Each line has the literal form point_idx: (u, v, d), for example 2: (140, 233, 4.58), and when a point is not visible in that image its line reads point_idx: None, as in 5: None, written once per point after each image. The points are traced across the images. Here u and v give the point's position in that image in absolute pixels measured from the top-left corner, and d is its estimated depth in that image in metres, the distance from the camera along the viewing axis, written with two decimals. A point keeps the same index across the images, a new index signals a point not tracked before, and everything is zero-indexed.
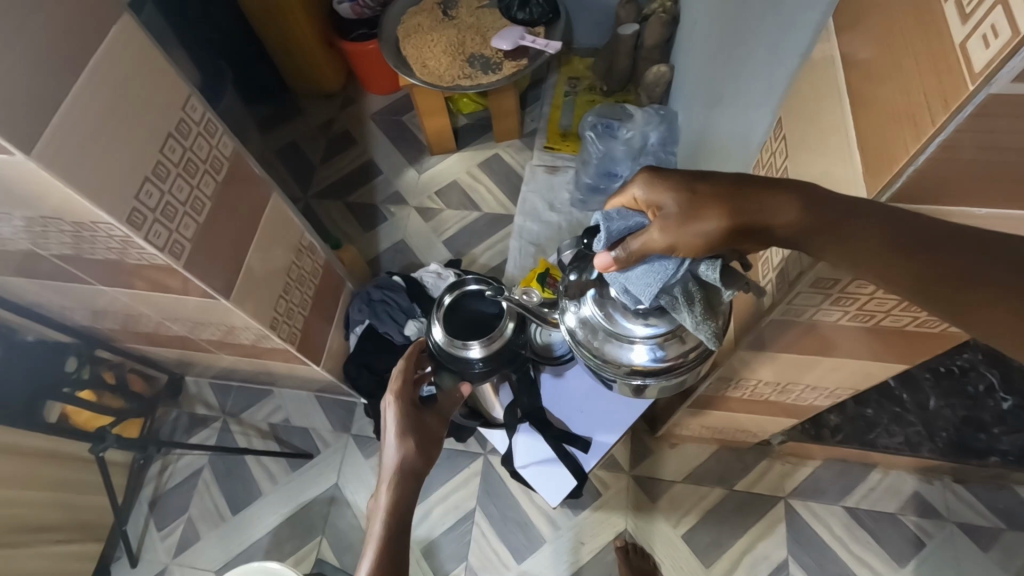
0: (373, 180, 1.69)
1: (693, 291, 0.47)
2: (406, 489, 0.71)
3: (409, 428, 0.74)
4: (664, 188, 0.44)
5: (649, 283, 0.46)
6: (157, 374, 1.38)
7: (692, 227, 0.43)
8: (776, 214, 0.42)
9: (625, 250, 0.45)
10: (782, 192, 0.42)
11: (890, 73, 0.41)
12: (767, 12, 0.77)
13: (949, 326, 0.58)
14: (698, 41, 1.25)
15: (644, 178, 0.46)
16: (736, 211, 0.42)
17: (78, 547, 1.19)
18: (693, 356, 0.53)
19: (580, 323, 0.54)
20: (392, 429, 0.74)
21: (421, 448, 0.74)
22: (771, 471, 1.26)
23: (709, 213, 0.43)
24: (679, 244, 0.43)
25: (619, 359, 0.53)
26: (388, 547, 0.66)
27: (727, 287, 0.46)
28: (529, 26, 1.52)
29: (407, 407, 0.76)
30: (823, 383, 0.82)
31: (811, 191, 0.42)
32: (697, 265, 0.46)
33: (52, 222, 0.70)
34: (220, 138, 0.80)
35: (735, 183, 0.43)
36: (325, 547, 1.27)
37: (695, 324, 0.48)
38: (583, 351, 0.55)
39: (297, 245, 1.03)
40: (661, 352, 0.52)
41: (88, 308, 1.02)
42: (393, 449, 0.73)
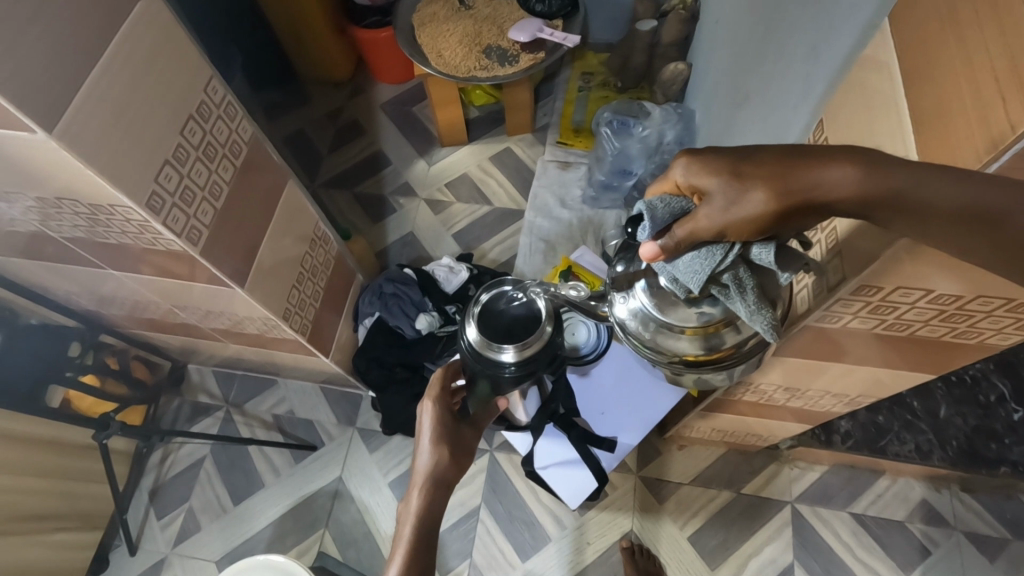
0: (382, 171, 1.66)
1: (749, 280, 0.37)
2: (439, 499, 0.66)
3: (442, 436, 0.68)
4: (703, 168, 0.36)
5: (696, 273, 0.37)
6: (160, 361, 1.36)
7: (743, 208, 0.35)
8: (835, 186, 0.35)
9: (670, 239, 0.36)
10: (840, 160, 0.35)
11: (961, 78, 0.40)
12: (805, 11, 0.75)
13: (989, 338, 0.57)
14: (722, 40, 1.24)
15: (683, 156, 0.38)
16: (790, 188, 0.35)
17: (77, 536, 1.17)
18: (761, 346, 0.42)
19: (627, 312, 0.42)
20: (424, 437, 0.68)
21: (456, 460, 0.68)
22: (779, 475, 1.26)
23: (759, 192, 0.35)
24: (728, 229, 0.35)
25: (679, 352, 0.41)
26: (417, 560, 0.63)
27: (784, 269, 0.37)
28: (547, 18, 1.50)
29: (439, 415, 0.70)
30: (846, 391, 0.81)
31: (874, 159, 0.35)
32: (748, 248, 0.37)
33: (66, 203, 0.67)
34: (239, 122, 0.78)
35: (783, 157, 0.36)
36: (327, 541, 1.26)
37: (754, 315, 0.37)
38: (630, 342, 0.43)
39: (310, 235, 1.01)
40: (727, 343, 0.40)
41: (94, 293, 1.00)
42: (425, 458, 0.67)
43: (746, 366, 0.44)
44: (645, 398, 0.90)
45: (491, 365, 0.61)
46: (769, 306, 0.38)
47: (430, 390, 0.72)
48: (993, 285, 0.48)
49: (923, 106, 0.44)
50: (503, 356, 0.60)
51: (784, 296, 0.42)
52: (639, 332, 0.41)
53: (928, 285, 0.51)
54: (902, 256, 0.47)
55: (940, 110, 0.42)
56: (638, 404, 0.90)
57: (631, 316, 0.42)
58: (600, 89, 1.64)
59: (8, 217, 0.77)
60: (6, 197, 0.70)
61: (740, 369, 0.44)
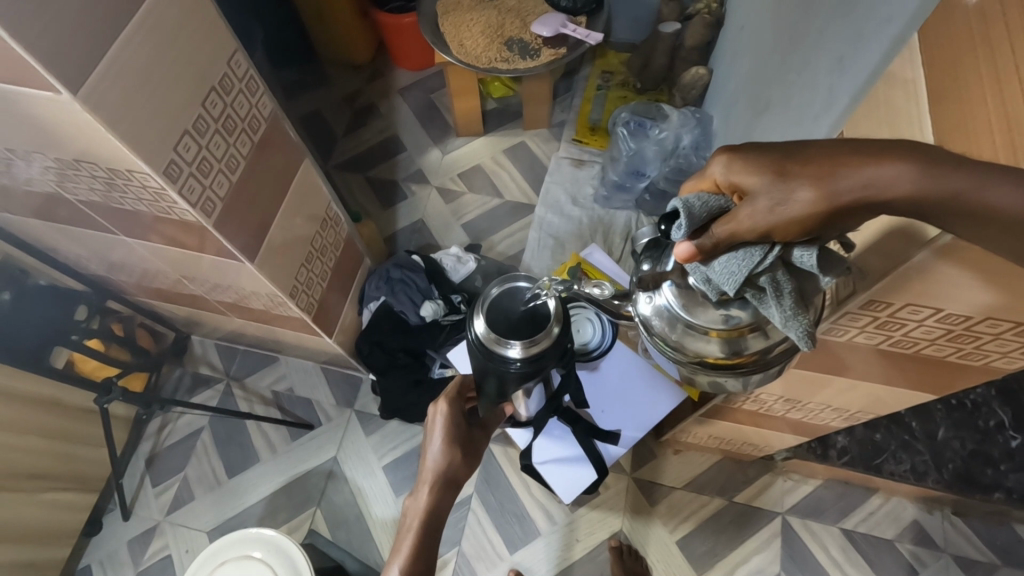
0: (396, 157, 1.67)
1: (788, 284, 0.36)
2: (445, 495, 0.73)
3: (453, 437, 0.75)
4: (745, 166, 0.36)
5: (733, 275, 0.36)
6: (164, 331, 1.37)
7: (790, 207, 0.34)
8: (889, 183, 0.33)
9: (708, 238, 0.36)
10: (894, 157, 0.33)
11: (988, 103, 0.40)
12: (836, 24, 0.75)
13: (993, 360, 0.57)
14: (747, 47, 1.23)
15: (724, 152, 0.37)
16: (841, 185, 0.33)
17: (72, 497, 1.19)
18: (789, 353, 0.41)
19: (652, 310, 0.42)
20: (436, 438, 0.75)
21: (465, 460, 0.75)
22: (772, 486, 1.26)
23: (807, 190, 0.34)
24: (774, 229, 0.34)
25: (703, 354, 0.41)
26: (420, 550, 0.70)
27: (825, 274, 0.36)
28: (571, 14, 1.49)
29: (456, 418, 0.76)
30: (846, 406, 0.81)
31: (934, 156, 0.33)
32: (789, 251, 0.36)
33: (86, 167, 0.68)
34: (260, 97, 0.78)
35: (832, 153, 0.34)
36: (319, 519, 1.27)
37: (788, 323, 0.37)
38: (653, 341, 0.43)
39: (322, 216, 1.02)
40: (753, 348, 0.40)
41: (104, 258, 1.00)
42: (435, 458, 0.74)
43: (771, 373, 0.44)
44: (649, 396, 0.91)
45: (497, 362, 0.61)
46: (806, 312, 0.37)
47: (443, 395, 0.78)
48: (1003, 308, 0.48)
49: (947, 131, 0.44)
50: (510, 352, 0.59)
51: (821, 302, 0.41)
52: (663, 331, 0.41)
53: (937, 304, 0.50)
54: (915, 273, 0.47)
55: (966, 134, 0.42)
56: (639, 401, 0.91)
57: (656, 315, 0.42)
58: (620, 89, 1.63)
59: (25, 177, 0.77)
60: (24, 156, 0.71)
61: (766, 376, 0.43)
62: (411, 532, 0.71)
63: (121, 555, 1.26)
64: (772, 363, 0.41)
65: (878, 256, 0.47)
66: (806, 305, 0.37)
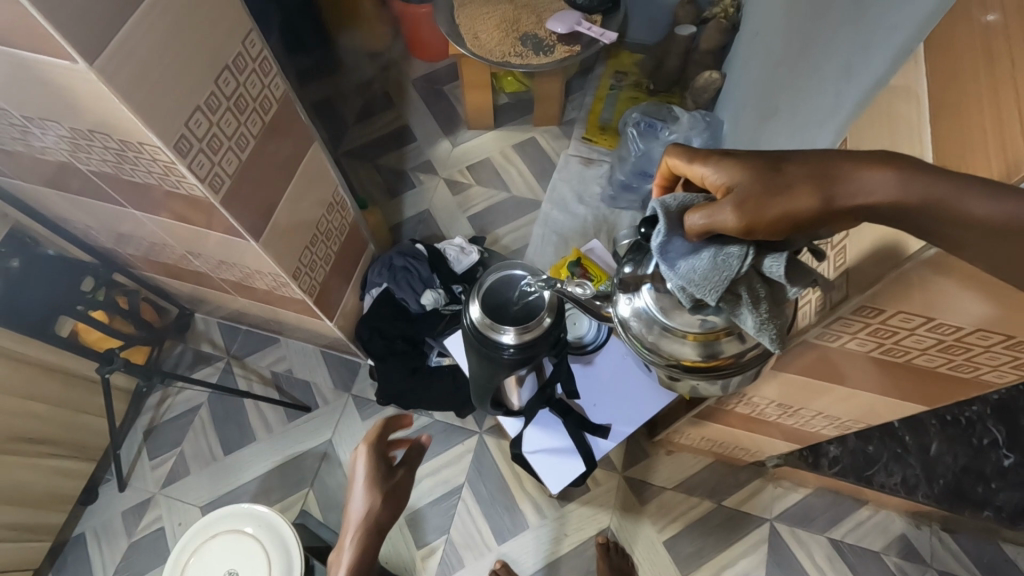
0: (406, 146, 1.68)
1: (763, 292, 0.37)
2: (369, 539, 0.90)
3: (374, 487, 0.92)
4: (737, 166, 0.36)
5: (712, 285, 0.36)
6: (168, 306, 1.38)
7: (779, 204, 0.34)
8: (875, 188, 0.33)
9: (705, 218, 0.35)
10: (880, 164, 0.34)
11: (984, 115, 0.40)
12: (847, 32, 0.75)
13: (983, 373, 0.57)
14: (759, 52, 1.23)
15: (716, 154, 0.38)
16: (829, 187, 0.34)
17: (70, 465, 1.20)
18: (762, 356, 0.42)
19: (631, 311, 0.42)
20: (359, 479, 0.93)
21: (384, 497, 0.93)
22: (762, 492, 1.26)
23: (798, 189, 0.34)
24: (760, 225, 0.34)
25: (679, 357, 0.41)
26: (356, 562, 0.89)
27: (796, 284, 0.37)
28: (587, 12, 1.49)
29: (374, 460, 0.94)
30: (837, 413, 0.81)
31: (917, 165, 0.34)
32: (760, 260, 0.37)
33: (98, 137, 0.69)
34: (273, 78, 0.79)
35: (822, 156, 0.35)
36: (311, 500, 1.28)
37: (762, 330, 0.37)
38: (631, 342, 0.43)
39: (329, 200, 1.03)
40: (727, 353, 0.41)
41: (113, 230, 1.02)
42: (359, 501, 0.91)
43: (745, 377, 0.44)
44: (642, 393, 0.92)
45: (490, 348, 0.62)
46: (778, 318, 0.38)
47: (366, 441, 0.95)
48: (995, 322, 0.48)
49: (943, 142, 0.44)
50: (504, 338, 0.61)
51: (790, 307, 0.42)
52: (640, 332, 0.42)
53: (931, 314, 0.50)
54: (915, 280, 0.47)
55: (961, 145, 0.42)
56: (631, 397, 0.92)
57: (635, 316, 0.42)
58: (631, 90, 1.64)
59: (38, 146, 0.78)
60: (38, 124, 0.72)
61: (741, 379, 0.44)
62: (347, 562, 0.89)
63: (115, 525, 1.28)
64: (746, 367, 0.42)
65: (878, 268, 0.49)
66: (778, 311, 0.38)
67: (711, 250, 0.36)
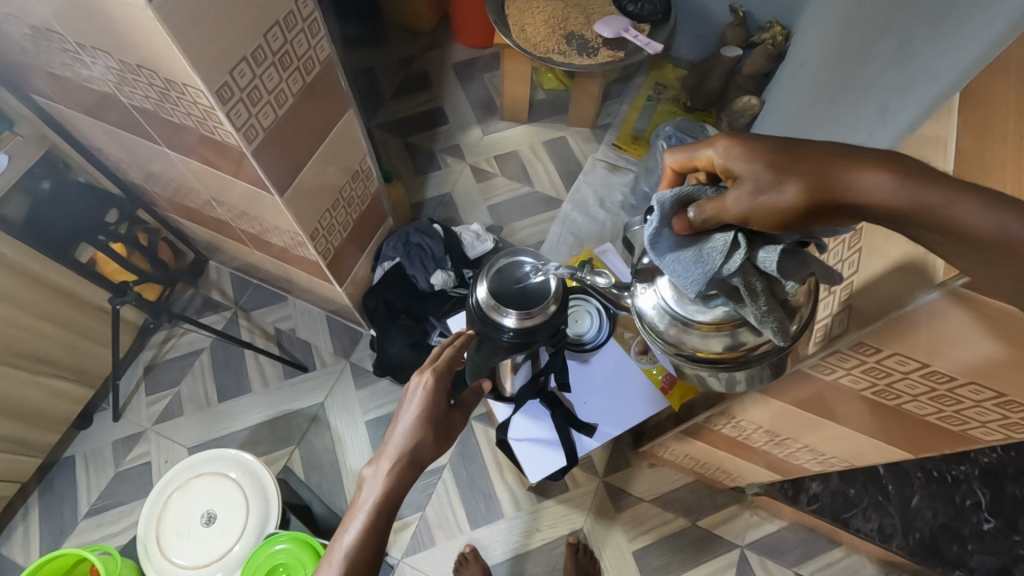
0: (437, 128, 1.69)
1: (759, 285, 0.36)
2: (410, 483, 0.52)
3: (431, 417, 0.54)
4: (746, 152, 0.35)
5: (695, 278, 0.36)
6: (185, 250, 1.41)
7: (773, 197, 0.33)
8: (869, 190, 0.32)
9: (697, 213, 0.35)
10: (878, 164, 0.32)
11: (1006, 172, 0.41)
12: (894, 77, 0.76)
13: (971, 427, 0.57)
14: (800, 85, 1.23)
15: (726, 136, 0.36)
16: (823, 185, 0.33)
17: (70, 388, 1.24)
18: (780, 350, 0.41)
19: (646, 301, 0.42)
20: (407, 416, 0.54)
21: (438, 445, 0.55)
22: (737, 518, 1.27)
23: (793, 185, 0.33)
24: (752, 216, 0.34)
25: (692, 347, 0.41)
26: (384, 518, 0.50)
27: (788, 277, 0.36)
28: (636, 20, 1.50)
29: (441, 392, 0.56)
30: (823, 449, 0.81)
31: (916, 169, 0.32)
32: (755, 253, 0.36)
33: (145, 73, 0.71)
34: (319, 40, 0.81)
35: (821, 152, 0.34)
36: (295, 458, 1.31)
37: (762, 320, 0.37)
38: (647, 331, 0.44)
39: (355, 168, 1.04)
40: (738, 344, 0.40)
41: (143, 167, 1.04)
42: (405, 434, 0.53)
43: (760, 372, 0.43)
44: (632, 399, 0.94)
45: (491, 329, 0.63)
46: (778, 310, 0.37)
47: (431, 362, 0.57)
48: (990, 374, 0.48)
49: None
50: (506, 321, 0.62)
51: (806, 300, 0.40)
52: (654, 322, 0.42)
53: (925, 358, 0.51)
54: (922, 319, 0.47)
55: None
56: (620, 402, 0.94)
57: (650, 306, 0.42)
58: (670, 103, 1.64)
59: (86, 74, 0.81)
60: (90, 52, 0.74)
61: (757, 373, 0.43)
62: (366, 507, 0.50)
63: (105, 453, 1.31)
64: (764, 360, 0.41)
65: (898, 283, 0.49)
66: (779, 305, 0.37)
67: (697, 245, 0.36)
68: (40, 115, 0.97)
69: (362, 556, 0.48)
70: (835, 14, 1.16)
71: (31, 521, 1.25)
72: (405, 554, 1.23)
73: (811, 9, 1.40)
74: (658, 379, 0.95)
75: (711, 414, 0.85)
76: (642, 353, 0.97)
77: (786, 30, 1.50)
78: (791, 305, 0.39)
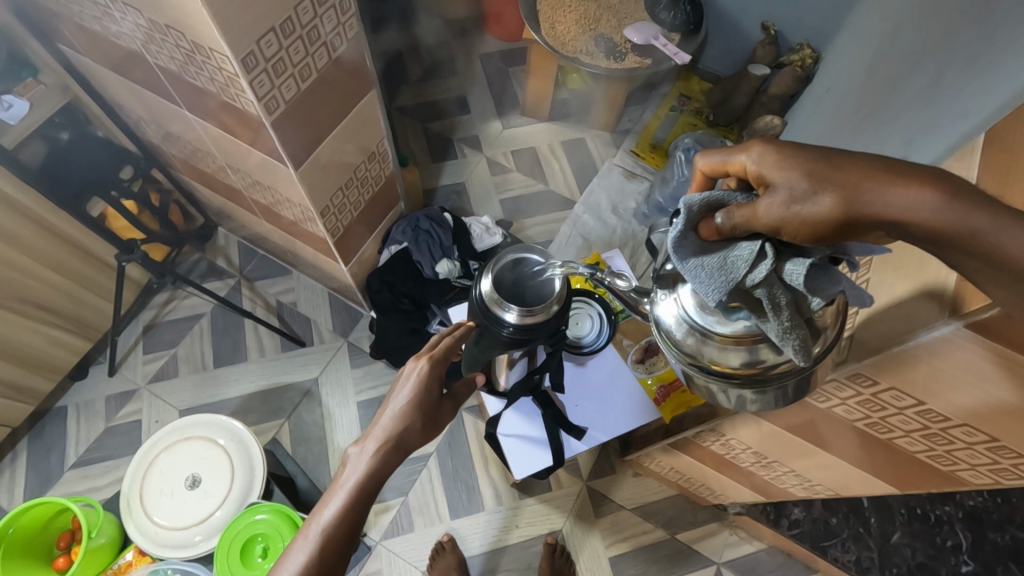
0: (457, 117, 1.69)
1: (783, 299, 0.34)
2: (394, 467, 0.51)
3: (422, 403, 0.54)
4: (782, 161, 0.34)
5: (716, 285, 0.34)
6: (195, 214, 1.41)
7: (810, 207, 0.32)
8: (911, 207, 0.31)
9: (726, 218, 0.34)
10: (919, 181, 0.32)
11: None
12: (923, 116, 0.76)
13: (961, 468, 0.57)
14: (827, 108, 1.23)
15: (761, 143, 0.35)
16: (863, 198, 0.32)
17: (69, 339, 1.25)
18: (800, 373, 0.38)
19: (666, 308, 0.40)
20: (398, 400, 0.54)
21: (426, 431, 0.55)
22: (717, 535, 1.26)
23: (832, 197, 0.32)
24: (785, 226, 0.33)
25: (709, 360, 0.38)
26: (363, 500, 0.50)
27: (816, 294, 0.34)
28: (667, 29, 1.48)
29: (434, 382, 0.56)
30: (809, 475, 0.81)
31: (961, 188, 0.32)
32: (782, 264, 0.34)
33: (173, 34, 0.71)
34: (349, 18, 0.81)
35: (860, 165, 0.33)
36: (284, 431, 1.31)
37: (784, 337, 0.34)
38: (663, 339, 0.41)
39: (372, 149, 1.04)
40: (756, 362, 0.37)
41: (162, 127, 1.04)
42: (394, 417, 0.53)
43: (776, 396, 0.40)
44: (625, 407, 0.94)
45: (490, 321, 0.63)
46: (803, 328, 0.34)
47: (428, 350, 0.57)
48: (984, 419, 0.48)
49: None
50: (507, 316, 0.62)
51: (833, 322, 0.37)
52: (671, 330, 0.40)
53: (922, 397, 0.51)
54: (922, 356, 0.47)
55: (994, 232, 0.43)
56: (611, 407, 0.94)
57: (668, 313, 0.40)
58: (691, 116, 1.62)
59: (115, 29, 0.81)
60: (121, 8, 0.74)
61: (773, 397, 0.40)
62: (348, 487, 0.49)
63: (97, 406, 1.32)
64: (782, 382, 0.38)
65: (916, 312, 0.48)
66: (804, 322, 0.35)
67: (722, 251, 0.35)
68: (65, 65, 0.98)
69: (340, 534, 0.48)
70: (869, 43, 1.15)
71: (18, 467, 1.26)
72: (383, 537, 1.24)
73: (845, 35, 1.39)
74: (652, 391, 0.95)
75: (700, 429, 0.85)
76: (638, 362, 0.98)
77: (816, 53, 1.49)
78: (818, 325, 0.36)
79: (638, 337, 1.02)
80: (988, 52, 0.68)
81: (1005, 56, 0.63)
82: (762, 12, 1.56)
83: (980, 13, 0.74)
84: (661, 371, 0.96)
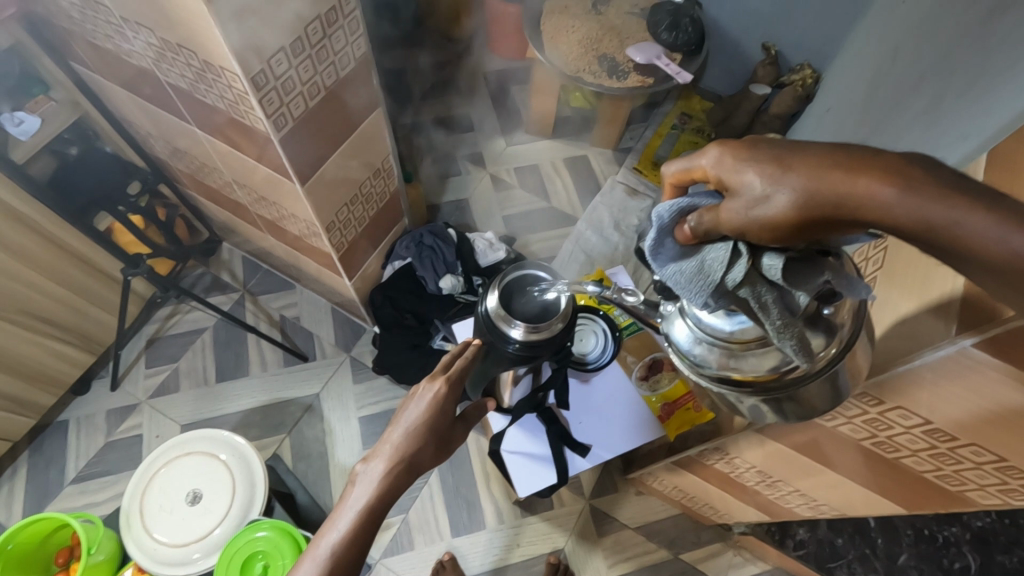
0: (462, 135, 1.71)
1: (769, 298, 0.33)
2: (400, 489, 0.51)
3: (435, 425, 0.54)
4: (741, 160, 0.33)
5: (696, 289, 0.35)
6: (200, 229, 1.42)
7: (766, 210, 0.32)
8: (867, 205, 0.30)
9: (697, 222, 0.34)
10: (874, 173, 0.30)
11: None
12: (924, 138, 0.78)
13: (971, 487, 0.56)
14: (832, 124, 1.24)
15: (718, 145, 0.35)
16: (817, 195, 0.31)
17: (73, 352, 1.25)
18: (818, 375, 0.37)
19: (674, 321, 0.40)
20: (411, 419, 0.54)
21: (436, 453, 0.54)
22: (721, 555, 1.25)
23: (787, 195, 0.31)
24: (748, 230, 0.33)
25: (721, 370, 0.38)
26: (368, 523, 0.49)
27: (800, 288, 0.33)
28: (669, 48, 1.50)
29: (449, 404, 0.55)
30: (814, 495, 0.80)
31: (919, 177, 0.30)
32: (760, 259, 0.34)
33: (184, 52, 0.73)
34: (357, 38, 0.82)
35: (812, 161, 0.31)
36: (285, 446, 1.30)
37: (781, 337, 0.34)
38: (674, 353, 0.41)
39: (377, 165, 1.05)
40: (772, 366, 0.37)
41: (169, 143, 1.05)
42: (406, 436, 0.52)
43: (797, 404, 0.40)
44: (629, 423, 0.93)
45: (497, 338, 0.63)
46: (800, 326, 0.34)
47: (443, 370, 0.57)
48: (989, 435, 0.48)
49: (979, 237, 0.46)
50: (513, 332, 0.62)
51: (841, 322, 0.36)
52: (680, 344, 0.40)
53: (926, 415, 0.51)
54: (928, 378, 0.47)
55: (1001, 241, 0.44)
56: (614, 423, 0.94)
57: (677, 326, 0.40)
58: (693, 134, 1.64)
59: (127, 48, 0.82)
60: (134, 27, 0.75)
61: (791, 404, 0.40)
62: (356, 507, 0.49)
63: (98, 420, 1.32)
64: (801, 386, 0.38)
65: (921, 325, 0.48)
66: (796, 318, 0.34)
67: (699, 255, 0.35)
68: (77, 82, 0.99)
69: (346, 555, 0.48)
70: (870, 64, 1.16)
71: (16, 481, 1.26)
72: (383, 556, 1.23)
73: (846, 55, 1.41)
74: (656, 408, 0.98)
75: (706, 446, 0.84)
76: (641, 380, 1.00)
77: (817, 73, 1.51)
78: (829, 324, 0.36)
79: (641, 353, 1.03)
80: (988, 71, 0.69)
81: (1000, 79, 0.65)
82: (764, 34, 1.58)
83: (981, 34, 0.75)
84: (663, 389, 0.98)
